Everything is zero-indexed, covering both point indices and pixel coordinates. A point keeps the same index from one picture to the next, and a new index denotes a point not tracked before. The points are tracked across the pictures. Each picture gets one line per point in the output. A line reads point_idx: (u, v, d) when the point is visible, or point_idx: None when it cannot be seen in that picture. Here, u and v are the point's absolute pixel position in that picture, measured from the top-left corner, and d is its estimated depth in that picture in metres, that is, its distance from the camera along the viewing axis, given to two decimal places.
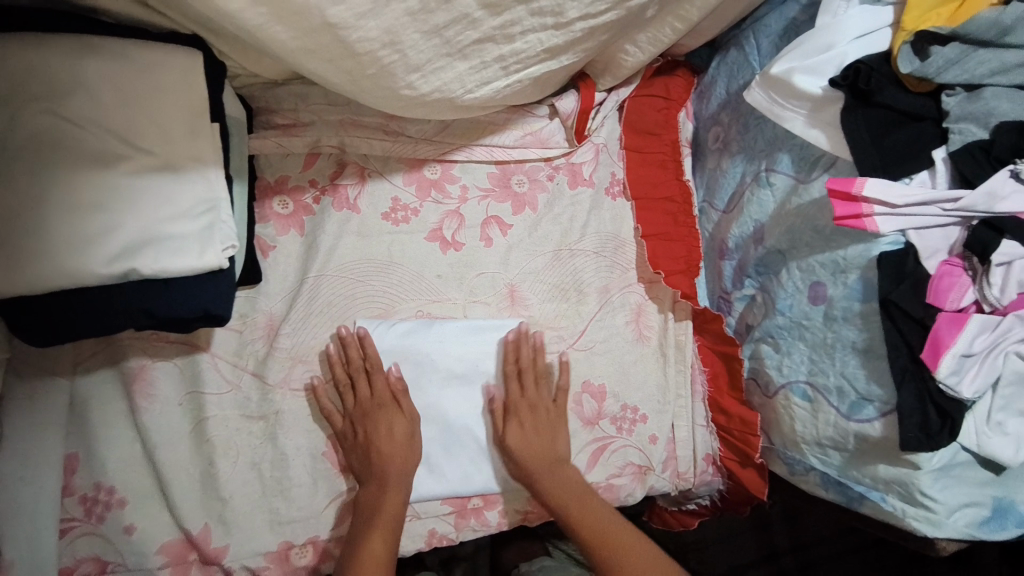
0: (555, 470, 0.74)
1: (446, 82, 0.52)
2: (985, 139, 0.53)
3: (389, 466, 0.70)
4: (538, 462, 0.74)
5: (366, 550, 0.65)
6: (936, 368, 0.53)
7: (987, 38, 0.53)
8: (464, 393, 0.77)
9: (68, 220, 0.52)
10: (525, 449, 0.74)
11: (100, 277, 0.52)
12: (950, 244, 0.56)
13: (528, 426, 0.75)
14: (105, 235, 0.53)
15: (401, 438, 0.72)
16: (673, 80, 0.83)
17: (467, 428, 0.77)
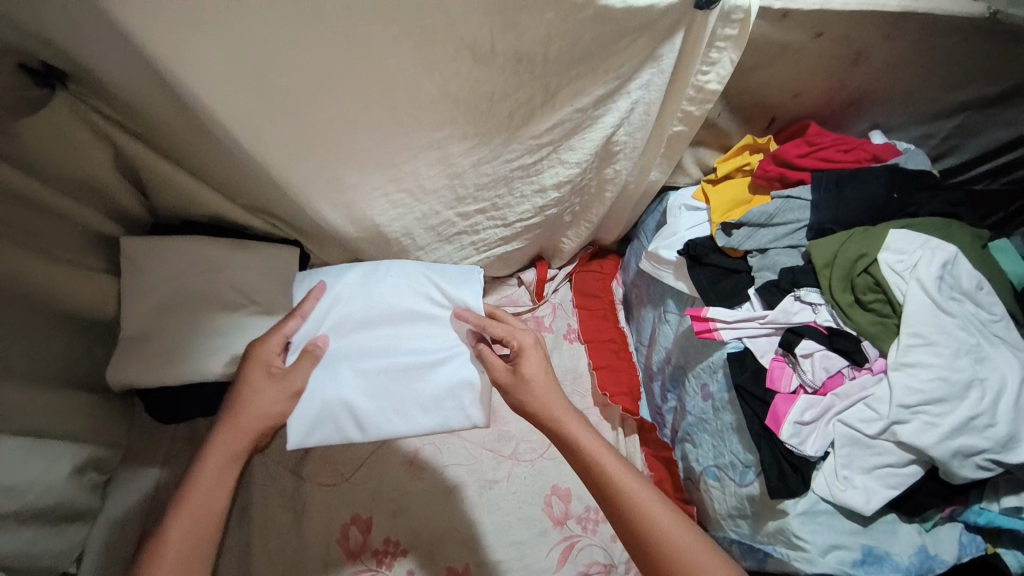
0: (579, 429, 0.68)
1: (439, 257, 0.86)
2: (774, 279, 0.83)
3: (212, 448, 0.65)
4: (581, 426, 0.68)
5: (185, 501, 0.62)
6: (778, 432, 0.74)
7: (762, 221, 0.84)
8: (421, 337, 0.80)
9: (204, 338, 0.84)
10: (539, 410, 0.70)
11: (218, 374, 0.84)
12: (773, 345, 0.80)
13: (539, 368, 0.71)
14: (225, 348, 0.85)
15: (260, 411, 0.68)
16: (605, 260, 1.20)
17: (415, 370, 0.78)
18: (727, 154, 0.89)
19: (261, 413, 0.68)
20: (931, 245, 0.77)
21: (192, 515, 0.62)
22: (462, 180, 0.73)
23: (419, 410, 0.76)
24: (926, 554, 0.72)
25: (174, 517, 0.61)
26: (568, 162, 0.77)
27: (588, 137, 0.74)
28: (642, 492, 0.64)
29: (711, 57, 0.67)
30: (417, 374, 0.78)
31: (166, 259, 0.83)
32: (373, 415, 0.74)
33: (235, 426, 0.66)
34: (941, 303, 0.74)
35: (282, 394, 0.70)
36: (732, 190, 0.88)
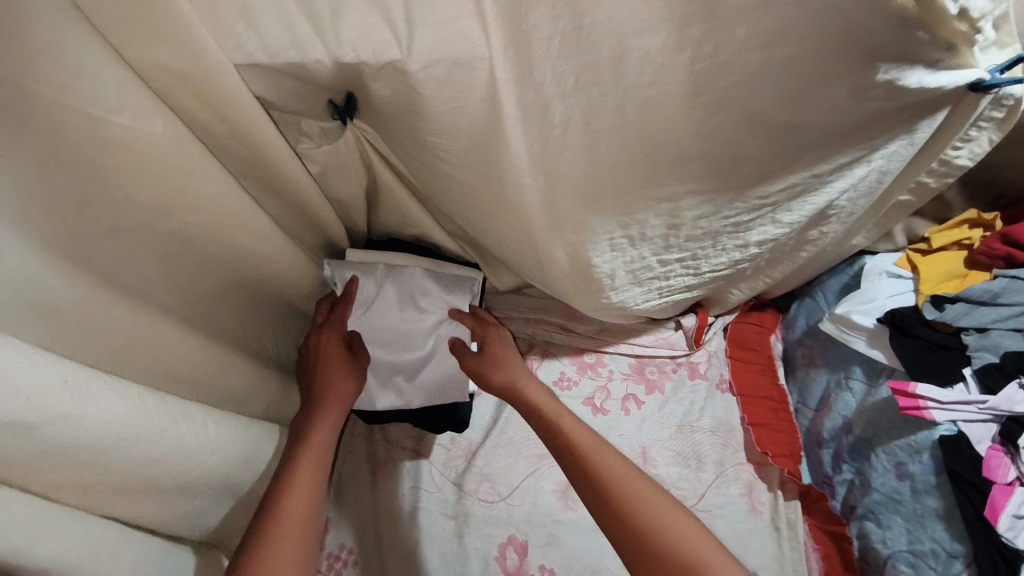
0: (538, 388, 0.80)
1: (627, 299, 0.88)
2: (997, 361, 0.78)
3: (301, 447, 0.69)
4: (537, 386, 0.80)
5: (298, 466, 0.67)
6: (996, 524, 0.70)
7: (984, 299, 0.80)
8: (426, 329, 0.83)
9: None
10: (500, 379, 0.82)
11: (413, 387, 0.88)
12: (991, 434, 0.76)
13: (501, 346, 0.83)
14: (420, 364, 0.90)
15: (345, 388, 0.77)
16: (764, 313, 1.17)
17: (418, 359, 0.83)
18: (945, 226, 0.89)
19: (342, 393, 0.76)
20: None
21: (305, 488, 0.65)
22: (676, 233, 0.76)
23: (421, 394, 0.84)
24: None
25: (277, 511, 0.63)
26: (781, 222, 0.78)
27: (810, 201, 0.75)
28: (617, 464, 0.70)
29: (969, 135, 0.69)
30: (419, 363, 0.84)
31: None
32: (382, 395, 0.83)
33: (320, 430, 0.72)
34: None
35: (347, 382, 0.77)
36: (945, 262, 0.86)
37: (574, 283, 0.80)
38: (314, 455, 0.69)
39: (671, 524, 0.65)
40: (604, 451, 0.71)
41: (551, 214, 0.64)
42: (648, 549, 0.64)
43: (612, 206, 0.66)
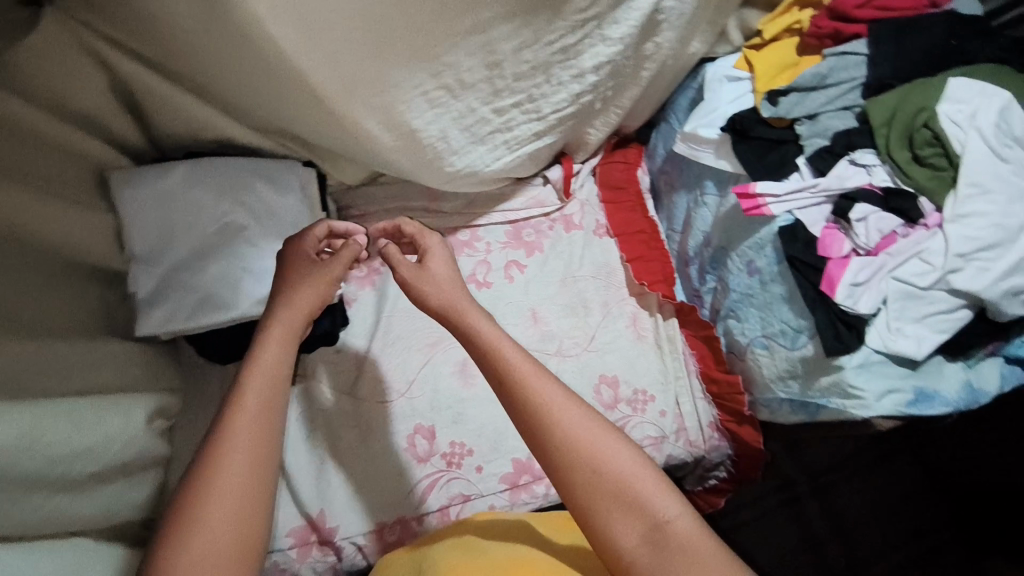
0: (480, 315, 0.66)
1: (472, 160, 0.77)
2: (827, 145, 0.79)
3: (247, 372, 0.59)
4: (479, 311, 0.66)
5: (237, 400, 0.57)
6: (833, 295, 0.73)
7: (813, 84, 0.80)
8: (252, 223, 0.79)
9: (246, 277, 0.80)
10: (442, 301, 0.68)
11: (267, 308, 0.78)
12: (824, 214, 0.78)
13: (444, 263, 0.70)
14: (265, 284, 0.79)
15: (312, 296, 0.65)
16: (629, 150, 1.16)
17: (246, 256, 0.77)
18: (774, 13, 0.85)
19: (314, 297, 0.65)
20: (949, 111, 0.72)
21: (245, 430, 0.56)
22: (500, 75, 0.68)
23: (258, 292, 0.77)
24: (970, 388, 0.73)
25: (224, 432, 0.55)
26: (610, 38, 0.72)
27: (634, 6, 0.71)
28: (576, 421, 0.60)
29: None
30: (249, 262, 0.77)
31: (174, 191, 0.75)
32: (211, 301, 0.75)
33: (277, 344, 0.61)
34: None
35: (328, 289, 0.66)
36: (779, 54, 0.84)
37: (405, 151, 0.69)
38: (266, 363, 0.60)
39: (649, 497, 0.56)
40: (555, 402, 0.60)
41: (336, 69, 0.57)
42: (599, 495, 0.57)
43: (410, 48, 0.60)
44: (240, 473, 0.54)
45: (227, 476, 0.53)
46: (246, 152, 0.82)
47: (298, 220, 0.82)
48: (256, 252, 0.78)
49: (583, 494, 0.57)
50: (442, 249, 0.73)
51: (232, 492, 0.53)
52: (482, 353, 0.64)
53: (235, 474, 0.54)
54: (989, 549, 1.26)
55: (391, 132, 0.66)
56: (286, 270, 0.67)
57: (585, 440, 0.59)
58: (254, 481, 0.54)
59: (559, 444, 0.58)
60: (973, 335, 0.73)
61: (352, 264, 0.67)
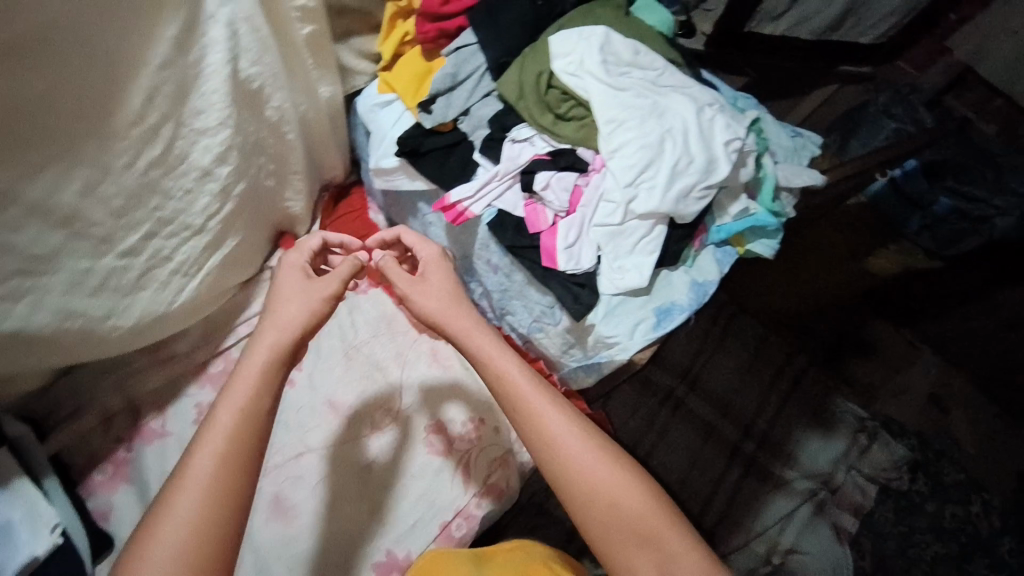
0: (491, 341, 0.66)
1: (143, 308, 0.70)
2: (489, 132, 0.81)
3: (206, 426, 0.54)
4: (498, 345, 0.66)
5: (215, 426, 0.53)
6: (556, 265, 0.77)
7: (450, 84, 0.79)
8: None
9: None
10: (444, 316, 0.69)
11: None
12: (519, 194, 0.80)
13: (444, 279, 0.72)
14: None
15: (292, 312, 0.63)
16: (352, 195, 1.10)
17: None
18: (384, 33, 0.81)
19: (302, 307, 0.63)
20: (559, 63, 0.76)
21: (239, 457, 0.52)
22: (86, 224, 0.58)
23: None
24: (697, 284, 0.82)
25: (190, 474, 0.51)
26: (206, 129, 0.63)
27: (208, 89, 0.60)
28: (587, 452, 0.60)
29: None
30: None
31: None
32: None
33: (260, 368, 0.58)
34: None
35: (320, 304, 0.64)
36: (410, 67, 0.81)
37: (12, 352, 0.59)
38: (256, 393, 0.56)
39: (669, 540, 0.57)
40: (568, 440, 0.60)
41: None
42: (625, 534, 0.57)
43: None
44: (236, 483, 0.51)
45: (198, 498, 0.49)
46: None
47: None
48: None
49: (603, 528, 0.57)
50: (440, 260, 0.75)
51: (191, 520, 0.48)
52: (501, 393, 0.64)
53: (216, 484, 0.50)
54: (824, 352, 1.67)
55: None
56: (275, 290, 0.66)
57: (595, 471, 0.59)
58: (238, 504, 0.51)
59: (584, 483, 0.59)
60: (677, 241, 0.80)
61: (348, 280, 0.67)
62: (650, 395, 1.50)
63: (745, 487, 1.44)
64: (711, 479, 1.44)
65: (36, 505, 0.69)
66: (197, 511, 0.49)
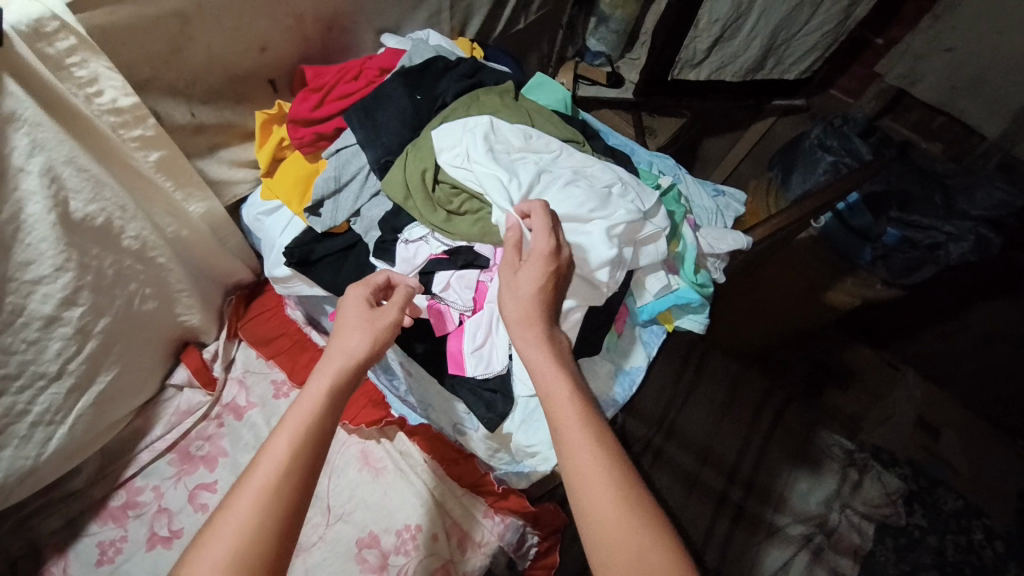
0: (544, 353, 0.56)
1: (0, 471, 0.62)
2: (381, 235, 0.75)
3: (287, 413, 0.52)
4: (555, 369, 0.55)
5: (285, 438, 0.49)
6: (464, 371, 0.70)
7: (333, 187, 0.75)
8: None
9: None
10: (515, 316, 0.59)
11: None
12: (419, 295, 0.73)
13: (527, 277, 0.60)
14: None
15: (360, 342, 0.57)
16: (265, 293, 1.04)
17: None
18: (258, 141, 0.77)
19: (342, 351, 0.57)
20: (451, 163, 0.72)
21: (264, 499, 0.45)
22: None
23: None
24: (625, 372, 0.79)
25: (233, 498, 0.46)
26: (43, 276, 0.57)
27: (36, 237, 0.55)
28: (613, 499, 0.46)
29: (81, 79, 0.53)
30: None
31: None
32: None
33: (320, 388, 0.53)
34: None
35: (367, 338, 0.58)
36: (292, 172, 0.77)
37: None
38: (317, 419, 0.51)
39: None
40: (591, 471, 0.48)
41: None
42: None
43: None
44: (292, 495, 0.46)
45: (252, 498, 0.45)
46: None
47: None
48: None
49: None
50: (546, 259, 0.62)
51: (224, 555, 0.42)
52: (545, 412, 0.53)
53: (273, 499, 0.45)
54: (813, 385, 1.65)
55: None
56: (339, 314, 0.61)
57: (620, 518, 0.45)
58: (281, 519, 0.45)
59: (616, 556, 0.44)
60: (595, 328, 0.73)
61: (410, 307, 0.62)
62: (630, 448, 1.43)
63: (736, 536, 1.37)
64: (702, 528, 1.36)
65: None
66: (249, 515, 0.44)
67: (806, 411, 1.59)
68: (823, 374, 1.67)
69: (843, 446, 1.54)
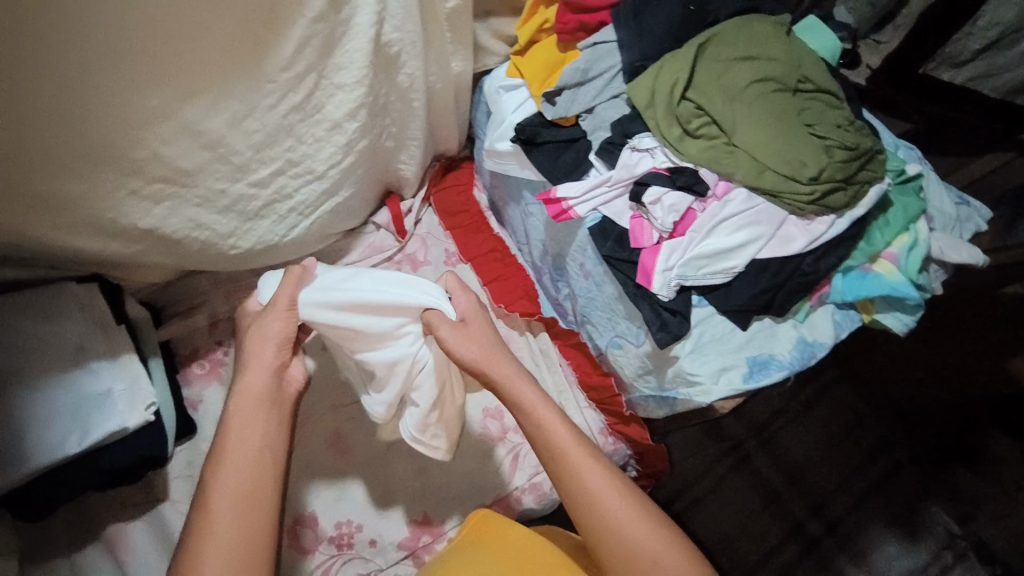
0: (528, 383, 0.66)
1: (260, 237, 0.75)
2: (609, 136, 0.78)
3: (218, 468, 0.58)
4: (541, 400, 0.65)
5: (234, 491, 0.56)
6: (650, 286, 0.74)
7: (578, 80, 0.78)
8: (49, 365, 0.76)
9: (43, 427, 0.72)
10: (472, 354, 0.66)
11: (74, 450, 0.73)
12: (627, 203, 0.77)
13: (472, 336, 0.67)
14: (69, 434, 0.73)
15: (236, 436, 0.59)
16: (462, 170, 1.14)
17: (47, 398, 0.74)
18: (524, 17, 0.81)
19: (244, 427, 0.60)
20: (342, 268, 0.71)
21: (230, 541, 0.54)
22: (226, 149, 0.63)
23: (73, 435, 0.73)
24: (805, 342, 0.75)
25: (195, 548, 0.53)
26: (345, 84, 0.68)
27: (350, 48, 0.65)
28: (619, 500, 0.61)
29: None
30: (44, 412, 0.73)
31: None
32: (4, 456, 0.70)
33: (258, 426, 0.60)
34: (751, 137, 0.71)
35: (252, 426, 0.60)
36: (541, 56, 0.81)
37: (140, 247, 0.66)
38: (251, 471, 0.58)
39: None
40: (595, 479, 0.61)
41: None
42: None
43: (85, 144, 0.53)
44: (255, 528, 0.55)
45: (222, 538, 0.54)
46: (11, 285, 0.78)
47: (84, 342, 0.79)
48: (37, 395, 0.74)
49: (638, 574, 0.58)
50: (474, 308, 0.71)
51: None
52: (531, 434, 0.64)
53: (238, 543, 0.54)
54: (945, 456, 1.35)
55: (129, 242, 0.65)
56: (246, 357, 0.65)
57: (626, 511, 0.60)
58: (256, 550, 0.54)
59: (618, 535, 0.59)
60: (791, 289, 0.73)
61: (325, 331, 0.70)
62: (711, 443, 1.36)
63: (799, 569, 1.28)
64: (761, 549, 1.29)
65: (139, 381, 0.80)
66: (227, 555, 0.53)
67: (928, 478, 1.34)
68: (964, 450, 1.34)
69: (955, 532, 1.30)
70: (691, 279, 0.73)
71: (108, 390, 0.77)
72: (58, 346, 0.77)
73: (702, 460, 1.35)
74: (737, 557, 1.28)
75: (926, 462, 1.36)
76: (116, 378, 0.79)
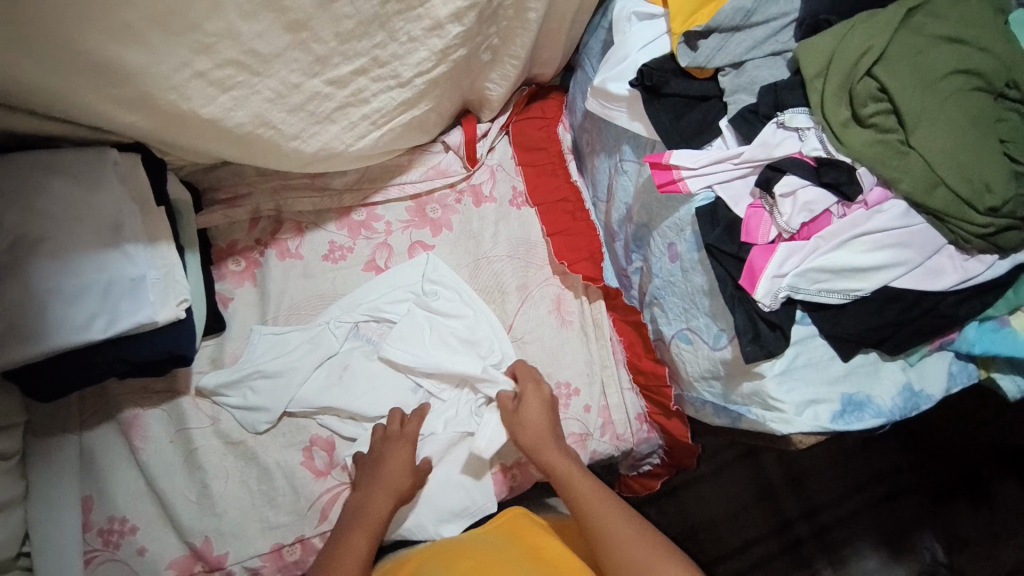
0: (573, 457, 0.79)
1: (325, 143, 0.66)
2: (753, 103, 0.65)
3: (356, 524, 0.75)
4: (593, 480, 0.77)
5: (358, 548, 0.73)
6: (754, 292, 0.62)
7: (737, 22, 0.66)
8: (80, 238, 0.68)
9: (69, 303, 0.67)
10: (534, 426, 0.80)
11: (100, 334, 0.68)
12: (750, 188, 0.65)
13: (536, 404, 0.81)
14: (96, 316, 0.68)
15: (375, 505, 0.76)
16: (547, 102, 1.01)
17: (76, 274, 0.67)
18: None
19: (378, 494, 0.77)
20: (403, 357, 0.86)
21: None
22: (312, 37, 0.56)
23: (98, 319, 0.68)
24: (910, 392, 0.66)
25: None
26: None
27: None
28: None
29: None
30: (73, 290, 0.67)
31: None
32: (26, 329, 0.65)
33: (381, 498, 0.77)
34: (934, 139, 0.59)
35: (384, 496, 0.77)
36: None
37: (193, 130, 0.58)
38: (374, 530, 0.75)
39: None
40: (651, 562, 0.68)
41: (42, 61, 0.46)
42: None
43: (157, 8, 0.46)
44: None
45: None
46: (42, 141, 0.69)
47: (119, 220, 0.71)
48: (64, 268, 0.67)
49: None
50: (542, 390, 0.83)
51: None
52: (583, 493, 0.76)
53: None
54: (956, 492, 1.19)
55: (184, 123, 0.57)
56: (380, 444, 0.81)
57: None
58: None
59: None
60: (919, 330, 0.62)
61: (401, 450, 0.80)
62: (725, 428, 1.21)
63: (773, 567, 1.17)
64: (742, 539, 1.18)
65: (175, 273, 0.74)
66: None
67: (928, 506, 1.19)
68: (972, 488, 1.18)
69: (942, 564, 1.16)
70: (803, 291, 0.62)
71: (140, 277, 0.71)
72: (91, 218, 0.69)
73: (713, 442, 1.20)
74: (717, 542, 1.18)
75: (931, 492, 1.20)
76: (151, 267, 0.72)
